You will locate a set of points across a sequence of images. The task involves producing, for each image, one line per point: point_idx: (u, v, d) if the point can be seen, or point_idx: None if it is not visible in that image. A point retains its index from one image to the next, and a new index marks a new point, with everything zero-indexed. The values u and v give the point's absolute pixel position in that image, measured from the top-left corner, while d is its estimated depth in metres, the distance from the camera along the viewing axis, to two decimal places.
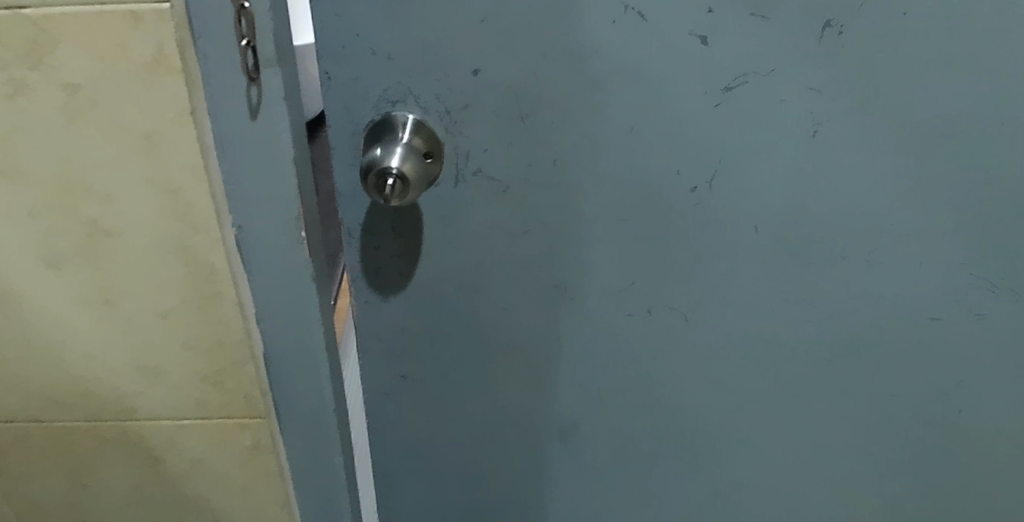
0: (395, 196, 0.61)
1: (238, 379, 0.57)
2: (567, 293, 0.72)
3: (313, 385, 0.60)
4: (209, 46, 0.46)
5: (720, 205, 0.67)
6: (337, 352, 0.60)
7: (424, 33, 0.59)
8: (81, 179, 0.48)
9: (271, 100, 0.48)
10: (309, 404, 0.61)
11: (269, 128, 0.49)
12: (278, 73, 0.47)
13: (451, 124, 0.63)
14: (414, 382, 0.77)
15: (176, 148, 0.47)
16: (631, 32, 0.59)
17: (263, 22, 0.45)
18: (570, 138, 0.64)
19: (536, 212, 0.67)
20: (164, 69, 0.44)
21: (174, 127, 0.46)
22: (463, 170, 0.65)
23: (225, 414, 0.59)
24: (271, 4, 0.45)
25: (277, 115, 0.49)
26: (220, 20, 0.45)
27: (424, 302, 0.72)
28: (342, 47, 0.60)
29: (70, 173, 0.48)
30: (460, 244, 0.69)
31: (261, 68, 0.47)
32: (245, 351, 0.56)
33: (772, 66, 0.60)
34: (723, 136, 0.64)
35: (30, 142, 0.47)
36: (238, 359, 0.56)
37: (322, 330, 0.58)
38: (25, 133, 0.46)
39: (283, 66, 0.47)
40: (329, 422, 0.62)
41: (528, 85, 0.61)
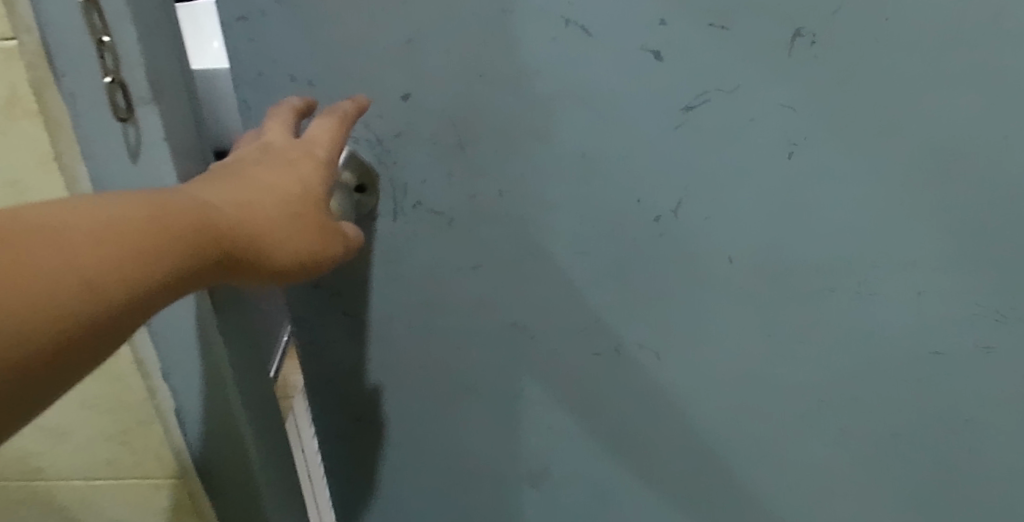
0: (349, 101, 0.54)
1: (147, 440, 0.58)
2: (525, 331, 0.66)
3: (229, 435, 0.57)
4: (75, 85, 0.43)
5: (688, 235, 0.61)
6: (257, 400, 0.57)
7: (345, 55, 0.54)
8: None
9: (151, 140, 0.45)
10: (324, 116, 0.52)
11: (152, 172, 0.46)
12: (156, 111, 0.44)
13: (384, 154, 0.58)
14: (367, 425, 0.73)
15: (42, 194, 0.48)
16: (575, 48, 0.53)
17: (130, 56, 0.42)
18: (516, 166, 0.58)
19: (484, 247, 0.62)
20: (20, 113, 0.45)
21: (41, 173, 0.47)
22: (401, 203, 0.60)
23: (137, 474, 0.60)
24: (139, 37, 0.41)
25: (160, 159, 0.46)
26: (84, 58, 0.42)
27: (371, 341, 0.67)
28: (259, 74, 0.55)
29: None
30: (405, 283, 0.63)
31: (134, 107, 0.44)
32: (150, 409, 0.56)
33: (736, 82, 0.54)
34: (686, 160, 0.57)
35: None
36: (148, 418, 0.57)
37: (235, 381, 0.54)
38: None
39: (162, 103, 0.44)
40: (252, 473, 0.59)
41: (465, 111, 0.55)
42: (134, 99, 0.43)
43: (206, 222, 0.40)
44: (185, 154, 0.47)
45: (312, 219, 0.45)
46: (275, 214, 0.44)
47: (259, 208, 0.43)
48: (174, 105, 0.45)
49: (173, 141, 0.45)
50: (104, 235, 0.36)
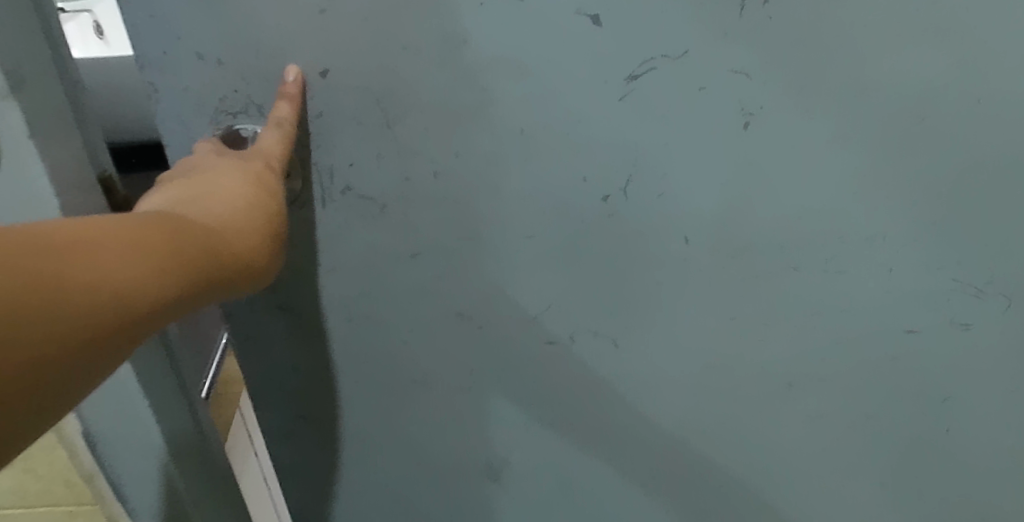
0: (280, 99, 0.50)
1: (52, 467, 0.57)
2: (473, 321, 0.62)
3: (136, 425, 0.55)
4: None
5: (641, 214, 0.56)
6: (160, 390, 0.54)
7: (255, 29, 0.49)
8: None
9: (14, 139, 0.42)
10: (269, 126, 0.49)
11: (20, 177, 0.43)
12: (14, 106, 0.41)
13: (307, 136, 0.53)
14: (314, 421, 0.70)
15: None
16: (507, 15, 0.48)
17: None
18: (450, 145, 0.53)
19: (423, 234, 0.57)
20: None
21: None
22: (330, 189, 0.55)
23: (50, 501, 0.59)
24: None
25: (27, 160, 0.43)
26: None
27: (311, 335, 0.64)
28: (163, 53, 0.49)
29: None
30: (342, 273, 0.60)
31: None
32: (51, 437, 0.55)
33: (684, 47, 0.49)
34: (634, 134, 0.53)
35: None
36: (49, 441, 0.55)
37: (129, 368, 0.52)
38: None
39: (21, 98, 0.41)
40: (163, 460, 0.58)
41: (390, 87, 0.51)
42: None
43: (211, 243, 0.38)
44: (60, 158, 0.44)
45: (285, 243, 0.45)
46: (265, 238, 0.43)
47: (255, 229, 0.42)
48: (41, 98, 0.42)
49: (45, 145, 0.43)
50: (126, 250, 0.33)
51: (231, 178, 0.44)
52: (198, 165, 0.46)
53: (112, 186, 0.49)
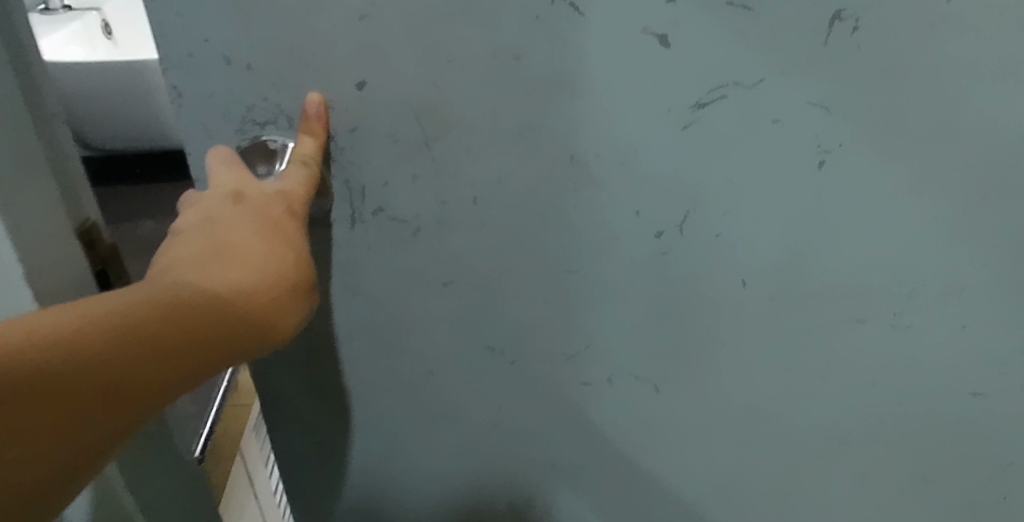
0: (305, 135, 0.47)
1: None
2: (504, 355, 0.58)
3: None
4: None
5: (695, 254, 0.51)
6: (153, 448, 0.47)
7: (289, 33, 0.45)
8: None
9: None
10: (294, 163, 0.46)
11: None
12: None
13: (338, 152, 0.49)
14: (330, 448, 0.66)
15: None
16: (564, 30, 0.44)
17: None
18: (492, 168, 0.49)
19: (457, 261, 0.53)
20: None
21: None
22: (360, 209, 0.51)
23: None
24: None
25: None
26: None
27: (330, 361, 0.59)
28: (189, 55, 0.45)
29: None
30: (367, 298, 0.55)
31: None
32: None
33: (758, 75, 0.45)
34: (695, 166, 0.48)
35: None
36: None
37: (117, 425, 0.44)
38: None
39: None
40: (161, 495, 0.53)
41: (431, 103, 0.47)
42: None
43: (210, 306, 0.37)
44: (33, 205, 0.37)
45: (306, 291, 0.43)
46: (277, 287, 0.41)
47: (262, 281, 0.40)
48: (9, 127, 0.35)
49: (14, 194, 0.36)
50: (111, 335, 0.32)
51: (239, 223, 0.42)
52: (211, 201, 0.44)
53: (97, 235, 0.42)
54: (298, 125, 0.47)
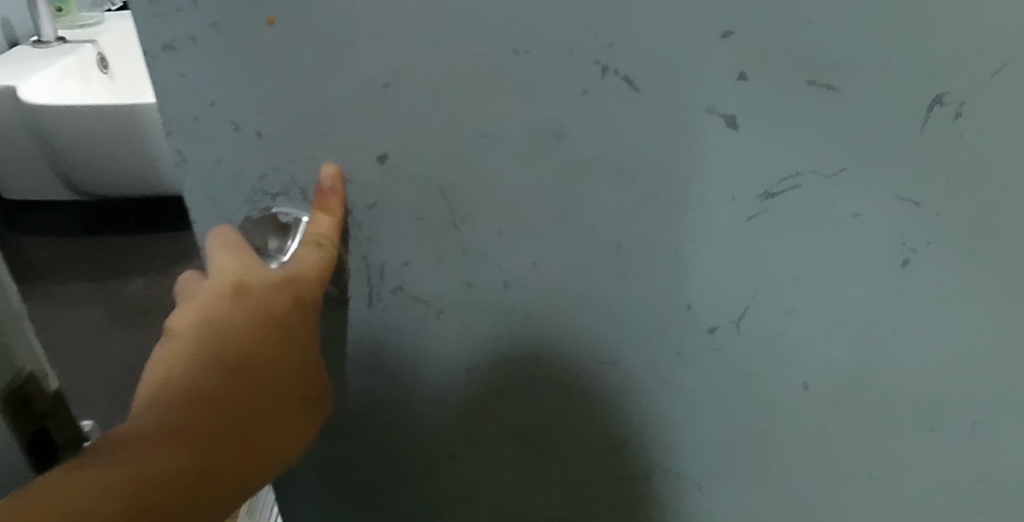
0: (320, 212, 0.41)
1: None
2: (532, 443, 0.52)
3: None
4: None
5: (754, 353, 0.45)
6: None
7: (305, 100, 0.39)
8: None
9: None
10: (305, 245, 0.41)
11: None
12: None
13: (355, 227, 0.44)
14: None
15: None
16: (617, 106, 0.38)
17: None
18: (528, 252, 0.43)
19: (484, 346, 0.48)
20: None
21: None
22: (378, 287, 0.46)
23: None
24: None
25: None
26: None
27: (344, 437, 0.54)
28: (194, 119, 0.40)
29: None
30: (384, 379, 0.50)
31: None
32: None
33: (840, 163, 0.39)
34: (759, 259, 0.42)
35: None
36: None
37: None
38: None
39: None
40: None
41: (462, 181, 0.41)
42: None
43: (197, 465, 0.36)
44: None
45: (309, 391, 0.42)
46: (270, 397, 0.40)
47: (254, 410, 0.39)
48: None
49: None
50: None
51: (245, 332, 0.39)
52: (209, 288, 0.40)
53: (37, 389, 0.36)
54: (313, 199, 0.42)
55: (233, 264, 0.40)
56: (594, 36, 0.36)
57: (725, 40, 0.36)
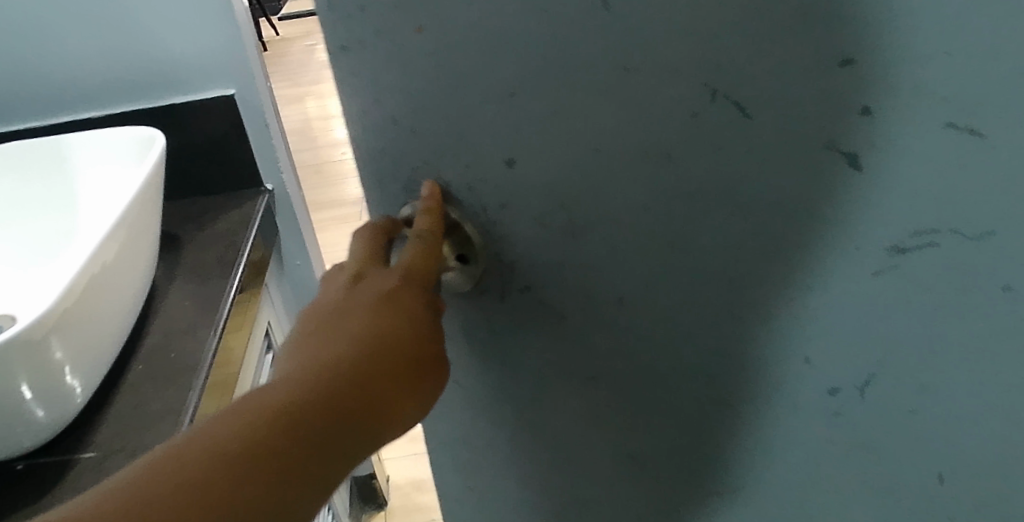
0: (420, 213, 0.49)
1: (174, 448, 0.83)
2: (650, 465, 0.53)
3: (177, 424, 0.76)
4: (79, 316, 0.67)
5: (875, 426, 0.41)
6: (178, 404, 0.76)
7: (446, 104, 0.44)
8: (107, 313, 0.72)
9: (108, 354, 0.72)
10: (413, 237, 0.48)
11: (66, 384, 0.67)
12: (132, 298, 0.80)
13: (490, 225, 0.48)
14: (482, 498, 0.66)
15: (100, 339, 0.71)
16: (726, 133, 0.37)
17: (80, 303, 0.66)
18: (641, 272, 0.43)
19: (600, 357, 0.49)
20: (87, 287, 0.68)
21: (96, 320, 0.70)
22: (509, 283, 0.50)
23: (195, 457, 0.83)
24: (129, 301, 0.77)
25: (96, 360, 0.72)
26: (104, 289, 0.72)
27: (484, 418, 0.59)
28: (367, 111, 0.49)
29: (97, 311, 0.70)
30: (514, 368, 0.54)
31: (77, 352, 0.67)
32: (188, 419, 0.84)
33: (989, 226, 0.32)
34: (883, 321, 0.37)
35: (102, 321, 0.71)
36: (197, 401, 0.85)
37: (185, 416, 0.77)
38: (100, 314, 0.71)
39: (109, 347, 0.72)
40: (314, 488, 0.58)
41: (576, 193, 0.43)
42: (85, 271, 0.67)
43: (332, 407, 0.42)
44: (89, 310, 0.68)
45: (422, 364, 0.48)
46: (393, 362, 0.46)
47: (362, 375, 0.44)
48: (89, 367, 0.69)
49: (172, 378, 0.75)
50: (238, 444, 0.39)
51: (362, 309, 0.47)
52: (314, 300, 0.49)
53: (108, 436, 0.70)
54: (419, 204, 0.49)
55: (357, 256, 0.50)
56: (702, 58, 0.35)
57: (847, 68, 0.32)
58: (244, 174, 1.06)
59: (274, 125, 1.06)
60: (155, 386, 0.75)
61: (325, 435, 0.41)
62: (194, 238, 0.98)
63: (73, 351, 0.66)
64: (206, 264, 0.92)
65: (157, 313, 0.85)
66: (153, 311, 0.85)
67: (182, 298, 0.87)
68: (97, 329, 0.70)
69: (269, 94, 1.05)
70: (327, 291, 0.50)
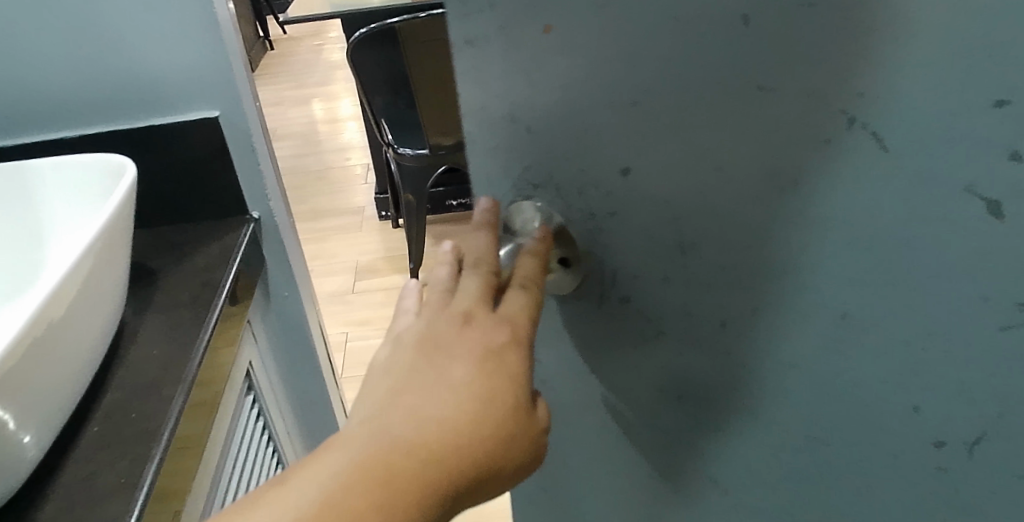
0: (528, 255, 0.48)
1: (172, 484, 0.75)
2: (729, 490, 0.52)
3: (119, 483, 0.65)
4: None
5: (981, 485, 0.39)
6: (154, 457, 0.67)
7: (565, 107, 0.44)
8: (63, 343, 0.62)
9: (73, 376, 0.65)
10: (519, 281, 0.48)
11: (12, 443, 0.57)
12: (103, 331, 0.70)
13: (597, 232, 0.47)
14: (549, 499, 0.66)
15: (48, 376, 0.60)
16: (857, 165, 0.35)
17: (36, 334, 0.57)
18: (746, 297, 0.43)
19: (691, 376, 0.48)
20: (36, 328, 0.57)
21: (47, 357, 0.59)
22: (609, 292, 0.49)
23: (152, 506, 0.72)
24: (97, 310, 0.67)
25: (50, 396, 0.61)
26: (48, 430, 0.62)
27: (561, 421, 0.59)
28: (483, 107, 0.49)
29: (51, 345, 0.60)
30: (602, 376, 0.54)
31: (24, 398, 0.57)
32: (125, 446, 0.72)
33: None
34: (1005, 379, 0.35)
35: (55, 356, 0.61)
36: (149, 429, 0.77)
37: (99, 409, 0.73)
38: (55, 350, 0.60)
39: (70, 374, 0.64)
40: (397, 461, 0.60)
41: (689, 209, 0.42)
42: (74, 282, 0.63)
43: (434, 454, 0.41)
44: (42, 348, 0.58)
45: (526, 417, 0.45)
46: (496, 412, 0.44)
47: (466, 421, 0.43)
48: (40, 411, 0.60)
49: (131, 445, 0.68)
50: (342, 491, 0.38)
51: (469, 346, 0.45)
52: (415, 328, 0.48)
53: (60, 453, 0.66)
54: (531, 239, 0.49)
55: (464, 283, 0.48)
56: (842, 84, 0.34)
57: (999, 109, 0.31)
58: (229, 202, 0.97)
59: (263, 147, 0.96)
60: (108, 453, 0.67)
61: (427, 485, 0.40)
62: (170, 272, 0.90)
63: (37, 420, 0.60)
64: (179, 302, 0.85)
65: (121, 363, 0.77)
66: (119, 357, 0.78)
67: (155, 341, 0.80)
68: (51, 367, 0.60)
69: (258, 113, 0.95)
70: (428, 317, 0.47)
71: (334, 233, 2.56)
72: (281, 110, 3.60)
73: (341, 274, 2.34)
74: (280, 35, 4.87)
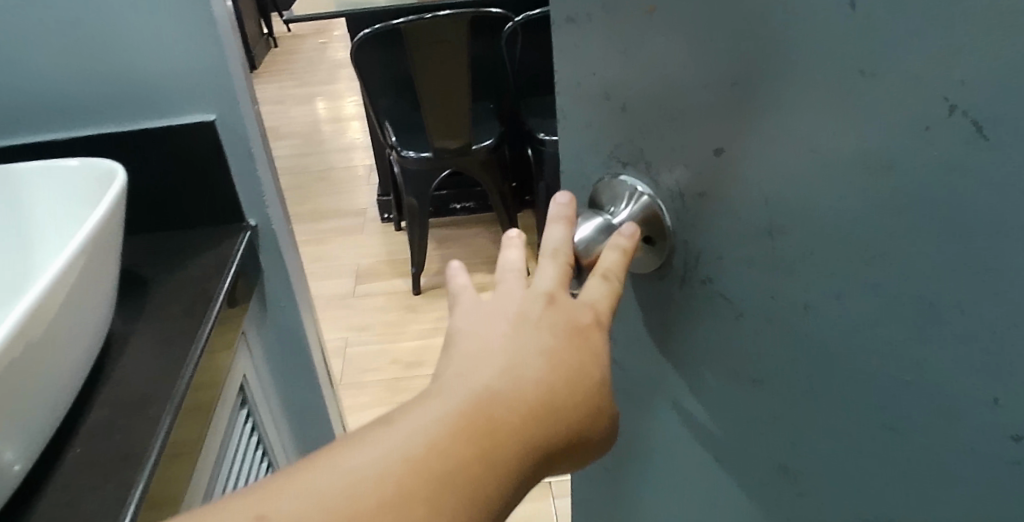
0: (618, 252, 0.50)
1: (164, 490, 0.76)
2: (800, 484, 0.52)
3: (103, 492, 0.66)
4: None
5: None
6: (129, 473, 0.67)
7: (660, 86, 0.47)
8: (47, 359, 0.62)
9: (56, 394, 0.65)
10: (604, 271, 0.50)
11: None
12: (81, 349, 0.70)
13: (683, 212, 0.49)
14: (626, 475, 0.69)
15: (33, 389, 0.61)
16: (955, 151, 0.35)
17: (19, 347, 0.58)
18: (831, 284, 0.43)
19: (769, 360, 0.49)
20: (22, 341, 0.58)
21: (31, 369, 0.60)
22: (691, 272, 0.51)
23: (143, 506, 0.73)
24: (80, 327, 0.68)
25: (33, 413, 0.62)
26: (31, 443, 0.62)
27: (643, 392, 0.62)
28: (580, 85, 0.52)
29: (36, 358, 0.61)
30: (680, 351, 0.56)
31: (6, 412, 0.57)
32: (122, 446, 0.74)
33: None
34: None
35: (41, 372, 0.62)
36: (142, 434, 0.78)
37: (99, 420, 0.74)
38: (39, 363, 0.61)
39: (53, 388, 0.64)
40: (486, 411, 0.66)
41: (779, 192, 0.43)
42: (55, 296, 0.62)
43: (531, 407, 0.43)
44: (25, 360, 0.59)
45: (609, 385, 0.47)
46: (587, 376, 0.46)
47: (563, 380, 0.45)
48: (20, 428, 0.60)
49: (113, 467, 0.67)
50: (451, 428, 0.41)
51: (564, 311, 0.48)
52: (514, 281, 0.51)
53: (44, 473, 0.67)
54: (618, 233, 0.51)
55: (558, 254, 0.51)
56: (943, 71, 0.35)
57: None
58: (226, 211, 0.98)
59: (262, 155, 0.97)
60: (93, 474, 0.67)
61: (523, 435, 0.42)
62: (157, 287, 0.90)
63: (20, 435, 0.60)
64: (170, 316, 0.85)
65: (110, 378, 0.77)
66: (106, 374, 0.78)
67: (141, 360, 0.79)
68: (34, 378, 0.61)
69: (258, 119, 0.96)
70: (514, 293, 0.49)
71: (333, 236, 2.59)
72: (284, 109, 3.67)
73: (343, 276, 2.38)
74: (291, 35, 4.91)
